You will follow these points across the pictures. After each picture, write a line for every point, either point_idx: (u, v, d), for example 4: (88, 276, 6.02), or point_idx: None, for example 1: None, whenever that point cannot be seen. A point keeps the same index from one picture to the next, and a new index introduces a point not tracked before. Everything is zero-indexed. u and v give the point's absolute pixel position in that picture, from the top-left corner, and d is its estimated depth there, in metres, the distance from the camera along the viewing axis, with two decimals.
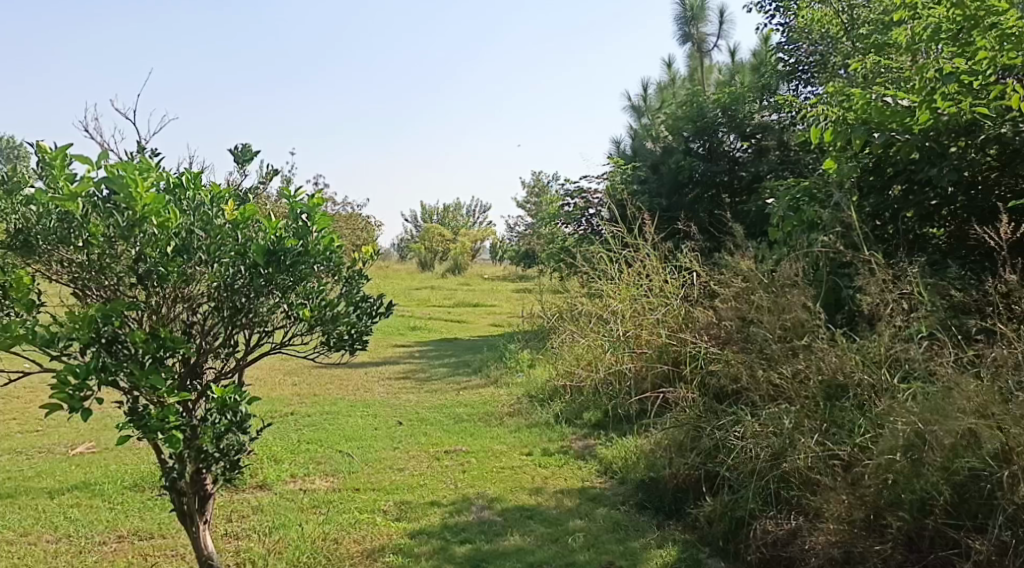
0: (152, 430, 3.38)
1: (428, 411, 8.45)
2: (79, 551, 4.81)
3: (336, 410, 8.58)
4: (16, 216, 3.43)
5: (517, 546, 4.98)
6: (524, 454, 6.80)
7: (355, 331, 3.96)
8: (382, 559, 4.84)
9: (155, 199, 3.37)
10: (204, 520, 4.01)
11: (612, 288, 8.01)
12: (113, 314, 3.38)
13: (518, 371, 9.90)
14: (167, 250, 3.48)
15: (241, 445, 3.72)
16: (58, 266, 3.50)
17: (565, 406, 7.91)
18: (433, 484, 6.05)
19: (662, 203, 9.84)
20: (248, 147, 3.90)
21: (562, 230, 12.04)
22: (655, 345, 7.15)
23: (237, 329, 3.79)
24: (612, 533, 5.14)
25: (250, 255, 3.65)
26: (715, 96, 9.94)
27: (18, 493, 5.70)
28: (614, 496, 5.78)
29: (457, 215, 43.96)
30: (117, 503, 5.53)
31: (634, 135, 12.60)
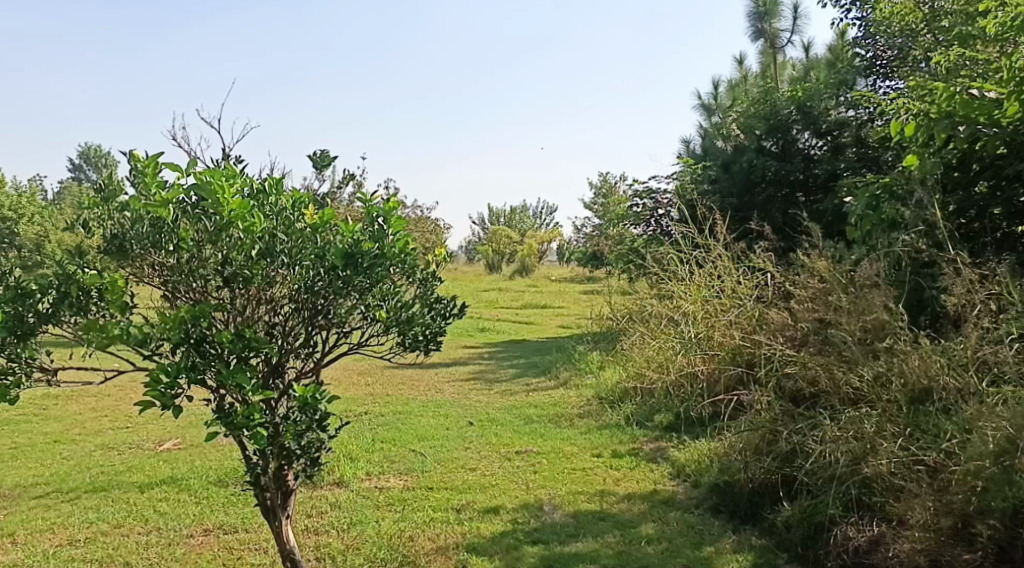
0: (238, 426, 3.51)
1: (499, 412, 8.51)
2: (169, 542, 5.01)
3: (408, 410, 8.72)
4: (111, 222, 3.59)
5: (590, 548, 4.99)
6: (595, 455, 6.80)
7: (430, 331, 4.03)
8: (457, 558, 4.91)
9: (241, 204, 3.48)
10: (286, 515, 4.12)
11: (684, 289, 7.94)
12: (201, 315, 3.51)
13: (587, 372, 9.89)
14: (252, 254, 3.60)
15: (321, 442, 3.83)
16: (150, 270, 3.66)
17: (636, 408, 7.88)
18: (505, 484, 6.10)
19: (734, 202, 9.77)
20: (326, 153, 4.00)
21: (630, 231, 11.97)
22: (729, 347, 7.06)
23: (316, 330, 3.89)
24: (685, 537, 5.11)
25: (329, 257, 3.73)
26: (789, 93, 9.75)
27: (112, 487, 5.96)
28: (687, 499, 5.74)
29: (524, 217, 44.07)
30: (202, 497, 5.74)
31: (704, 134, 12.46)
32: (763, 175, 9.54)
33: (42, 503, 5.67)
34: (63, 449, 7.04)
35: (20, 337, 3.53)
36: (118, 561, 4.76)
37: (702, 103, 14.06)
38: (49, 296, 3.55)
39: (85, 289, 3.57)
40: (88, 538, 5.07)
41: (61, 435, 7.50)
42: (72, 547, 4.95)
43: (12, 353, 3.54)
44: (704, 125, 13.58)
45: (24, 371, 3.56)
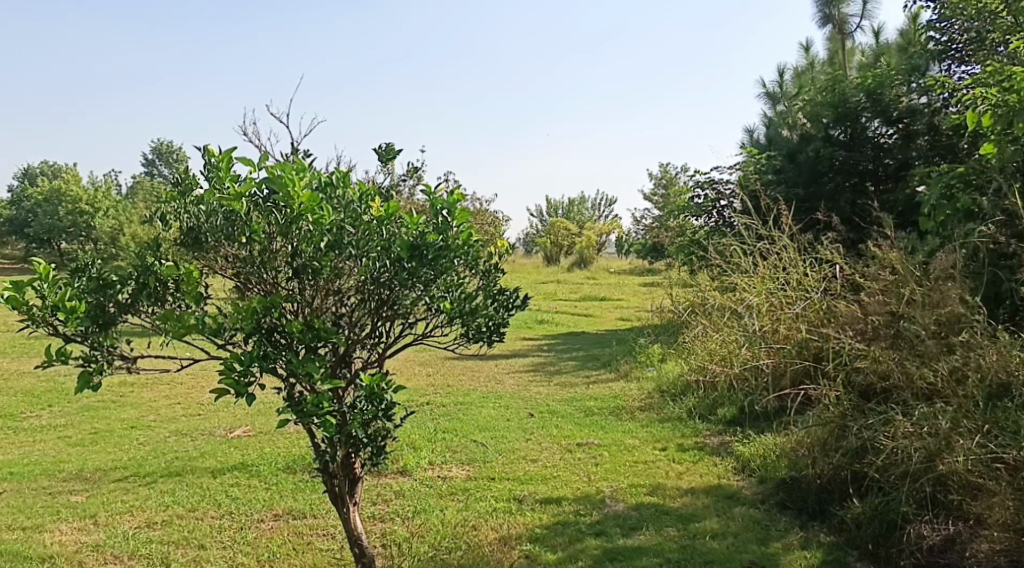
0: (308, 415, 3.57)
1: (559, 404, 8.52)
2: (240, 527, 5.15)
3: (469, 401, 8.79)
4: (187, 215, 3.73)
5: (654, 541, 4.96)
6: (658, 448, 6.76)
7: (493, 322, 4.04)
8: (519, 548, 4.93)
9: (310, 198, 3.58)
10: (354, 502, 4.20)
11: (747, 281, 7.81)
12: (272, 306, 3.62)
13: (648, 365, 9.82)
14: (320, 246, 3.68)
15: (387, 431, 3.89)
16: (224, 261, 3.77)
17: (698, 401, 7.80)
18: (567, 476, 6.10)
19: (800, 192, 9.61)
20: (391, 146, 4.05)
21: (691, 222, 11.83)
22: (795, 340, 6.88)
23: (382, 321, 3.94)
24: (751, 533, 5.04)
25: (394, 249, 3.76)
26: (859, 79, 9.47)
27: (186, 472, 6.15)
28: (753, 494, 5.66)
29: (584, 209, 43.89)
30: (272, 483, 5.89)
31: (769, 123, 12.25)
32: (830, 164, 9.36)
33: (121, 486, 5.88)
34: (140, 434, 7.29)
35: (101, 327, 3.65)
36: (193, 543, 4.91)
37: (765, 92, 13.73)
38: (129, 286, 3.68)
39: (162, 280, 3.70)
40: (164, 520, 5.24)
41: (137, 421, 7.78)
42: (150, 529, 5.13)
43: (95, 342, 3.64)
44: (769, 114, 13.35)
45: (105, 359, 3.66)
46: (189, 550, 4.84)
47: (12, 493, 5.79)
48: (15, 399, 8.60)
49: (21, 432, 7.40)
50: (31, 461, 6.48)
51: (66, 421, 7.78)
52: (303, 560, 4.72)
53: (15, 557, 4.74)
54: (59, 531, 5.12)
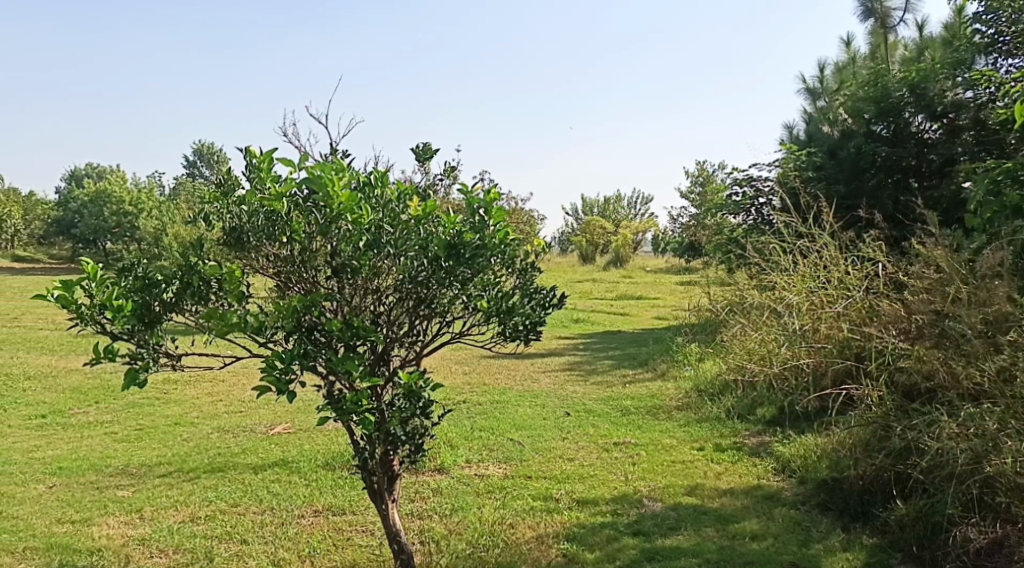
0: (347, 412, 3.62)
1: (596, 403, 8.50)
2: (281, 522, 5.22)
3: (506, 399, 8.80)
4: (230, 215, 3.78)
5: (692, 542, 4.93)
6: (696, 448, 6.71)
7: (530, 321, 4.03)
8: (557, 546, 4.94)
9: (349, 197, 3.60)
10: (393, 499, 4.24)
11: (787, 279, 7.71)
12: (312, 305, 3.66)
13: (685, 364, 9.75)
14: (359, 245, 3.71)
15: (425, 429, 3.92)
16: (266, 260, 3.82)
17: (737, 401, 7.73)
18: (604, 475, 6.09)
19: (841, 189, 9.50)
20: (428, 146, 4.08)
21: (729, 220, 11.71)
22: (837, 339, 6.78)
23: (419, 320, 3.97)
24: (792, 535, 4.99)
25: (432, 248, 3.79)
26: (902, 73, 9.25)
27: (228, 468, 6.25)
28: (793, 495, 5.59)
29: (620, 207, 43.68)
30: (312, 479, 5.95)
31: (809, 118, 12.08)
32: (872, 160, 9.24)
33: (166, 482, 5.99)
34: (183, 431, 7.42)
35: (147, 325, 3.73)
36: (236, 538, 4.99)
37: (805, 87, 13.53)
38: (173, 285, 3.76)
39: (206, 279, 3.76)
40: (208, 515, 5.33)
41: (181, 417, 7.92)
42: (194, 524, 5.22)
43: (141, 339, 3.71)
44: (809, 110, 13.17)
45: (151, 356, 3.72)
46: (232, 544, 4.91)
47: (61, 487, 5.93)
48: (63, 396, 8.80)
49: (69, 427, 7.57)
50: (79, 456, 6.62)
51: (112, 417, 7.94)
52: (342, 556, 4.77)
53: (65, 549, 4.85)
54: (106, 524, 5.23)
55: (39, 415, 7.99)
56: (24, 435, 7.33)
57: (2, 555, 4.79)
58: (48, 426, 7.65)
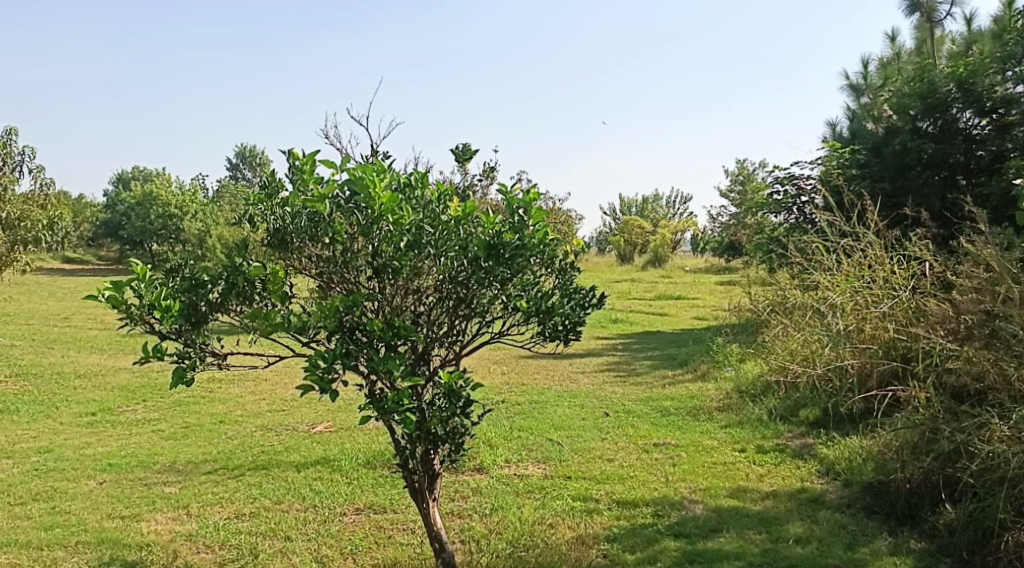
0: (388, 411, 3.64)
1: (635, 404, 8.46)
2: (324, 519, 5.28)
3: (544, 399, 8.80)
4: (274, 216, 3.85)
5: (735, 544, 4.89)
6: (737, 450, 6.65)
7: (570, 321, 4.01)
8: (597, 547, 4.92)
9: (390, 199, 3.63)
10: (434, 497, 4.26)
11: (830, 279, 7.58)
12: (354, 305, 3.69)
13: (726, 364, 9.65)
14: (401, 245, 3.74)
15: (465, 428, 3.93)
16: (308, 261, 3.86)
17: (779, 402, 7.63)
18: (644, 476, 6.05)
19: (886, 187, 9.36)
20: (468, 147, 4.10)
21: (770, 219, 11.57)
22: (882, 340, 6.67)
23: (459, 319, 3.99)
24: (837, 538, 4.92)
25: (472, 249, 3.81)
26: (949, 68, 9.06)
27: (272, 465, 6.34)
28: (838, 498, 5.51)
29: (658, 206, 43.40)
30: (353, 478, 6.01)
31: (853, 115, 11.89)
32: (918, 157, 9.08)
33: (211, 479, 6.09)
34: (228, 429, 7.54)
35: (193, 325, 3.79)
36: (280, 535, 5.06)
37: (847, 84, 13.32)
38: (219, 285, 3.82)
39: (250, 280, 3.81)
40: (252, 512, 5.41)
41: (225, 415, 8.04)
42: (239, 521, 5.30)
43: (188, 339, 3.78)
44: (853, 106, 12.96)
45: (199, 356, 3.80)
46: (277, 541, 4.98)
47: (111, 484, 6.05)
48: (112, 394, 8.99)
49: (118, 425, 7.73)
50: (128, 453, 6.76)
51: (159, 415, 8.09)
52: (384, 553, 4.80)
53: (116, 543, 4.95)
54: (155, 520, 5.33)
55: (89, 413, 8.17)
56: (74, 432, 7.50)
57: (55, 549, 4.90)
58: (98, 423, 7.81)
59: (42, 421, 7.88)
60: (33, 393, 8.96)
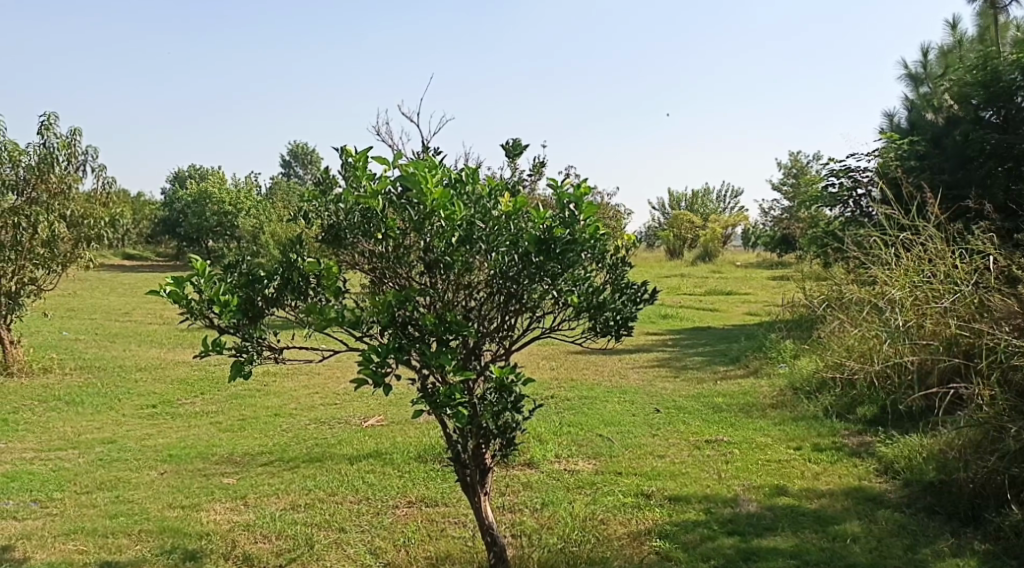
0: (441, 405, 3.67)
1: (686, 400, 8.38)
2: (378, 512, 5.35)
3: (594, 395, 8.77)
4: (328, 212, 3.89)
5: (791, 543, 4.82)
6: (792, 448, 6.54)
7: (621, 316, 3.99)
8: (650, 543, 4.89)
9: (443, 194, 3.64)
10: (485, 492, 4.27)
11: (888, 274, 7.39)
12: (406, 300, 3.71)
13: (779, 361, 9.49)
14: (452, 241, 3.73)
15: (516, 423, 3.93)
16: (362, 257, 3.91)
17: (835, 399, 7.49)
18: (696, 473, 5.99)
19: (947, 178, 9.12)
20: (518, 142, 4.10)
21: (825, 212, 11.35)
22: (943, 336, 6.45)
23: (511, 314, 3.99)
24: (897, 539, 4.82)
25: (523, 244, 3.80)
26: (1013, 55, 8.75)
27: (326, 458, 6.43)
28: (898, 497, 5.40)
29: (708, 201, 42.82)
30: (405, 471, 6.07)
31: (912, 105, 11.59)
32: (981, 148, 8.82)
33: (267, 470, 6.20)
34: (283, 422, 7.67)
35: (251, 319, 3.87)
36: (335, 526, 5.13)
37: (905, 74, 12.95)
38: (274, 280, 3.87)
39: (305, 276, 3.85)
40: (308, 503, 5.50)
41: (280, 409, 8.18)
42: (296, 511, 5.38)
43: (246, 334, 3.85)
44: (912, 96, 12.63)
45: (255, 349, 3.86)
46: (331, 532, 5.05)
47: (172, 474, 6.21)
48: (171, 387, 9.21)
49: (178, 417, 7.91)
50: (188, 444, 6.92)
51: (216, 407, 8.27)
52: (437, 546, 4.84)
53: (177, 532, 5.07)
54: (214, 510, 5.45)
55: (150, 405, 8.38)
56: (136, 424, 7.71)
57: (120, 537, 5.04)
58: (159, 415, 8.02)
59: (106, 412, 8.11)
60: (96, 385, 9.22)
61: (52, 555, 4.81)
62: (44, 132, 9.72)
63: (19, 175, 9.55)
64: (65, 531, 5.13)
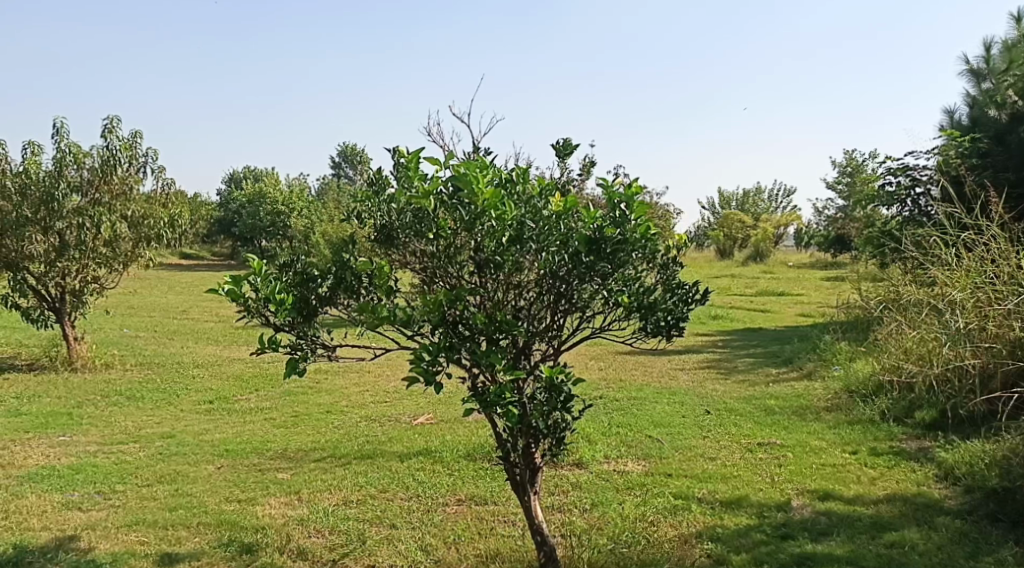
0: (491, 403, 3.69)
1: (738, 402, 8.28)
2: (427, 509, 5.40)
3: (643, 396, 8.71)
4: (381, 213, 3.93)
5: (846, 548, 4.73)
6: (848, 452, 6.42)
7: (673, 317, 3.95)
8: (701, 546, 4.85)
9: (493, 194, 3.65)
10: (534, 491, 4.27)
11: (949, 275, 7.16)
12: (456, 299, 3.73)
13: (834, 363, 9.30)
14: (503, 240, 3.74)
15: (566, 422, 3.93)
16: (414, 256, 3.94)
17: (893, 403, 7.35)
18: (748, 477, 5.92)
19: (1011, 177, 9.01)
20: (568, 141, 4.10)
21: (882, 211, 11.11)
22: (1007, 339, 6.27)
23: (561, 314, 3.99)
24: (957, 546, 4.72)
25: (573, 243, 3.80)
26: None
27: (376, 455, 6.50)
28: (959, 504, 5.27)
29: (760, 200, 42.18)
30: (455, 469, 6.11)
31: (974, 101, 11.25)
32: None
33: (320, 466, 6.30)
34: (335, 419, 7.77)
35: (306, 317, 3.92)
36: (386, 523, 5.18)
37: (966, 69, 12.59)
38: (328, 279, 3.93)
39: (357, 274, 3.90)
40: (360, 499, 5.57)
41: (332, 406, 8.28)
42: (348, 507, 5.46)
43: (301, 331, 3.91)
44: (973, 92, 12.25)
45: (310, 347, 3.93)
46: (383, 528, 5.11)
47: (229, 468, 6.34)
48: (227, 383, 9.40)
49: (234, 413, 8.08)
50: (244, 440, 7.07)
51: (271, 404, 8.42)
52: (487, 544, 4.86)
53: (234, 526, 5.18)
54: (269, 504, 5.55)
55: (207, 401, 8.57)
56: (194, 419, 7.89)
57: (179, 529, 5.16)
58: (216, 411, 8.19)
59: (165, 408, 8.31)
60: (156, 381, 9.46)
61: (115, 545, 4.95)
62: (107, 135, 9.99)
63: (82, 177, 9.81)
64: (127, 522, 5.27)
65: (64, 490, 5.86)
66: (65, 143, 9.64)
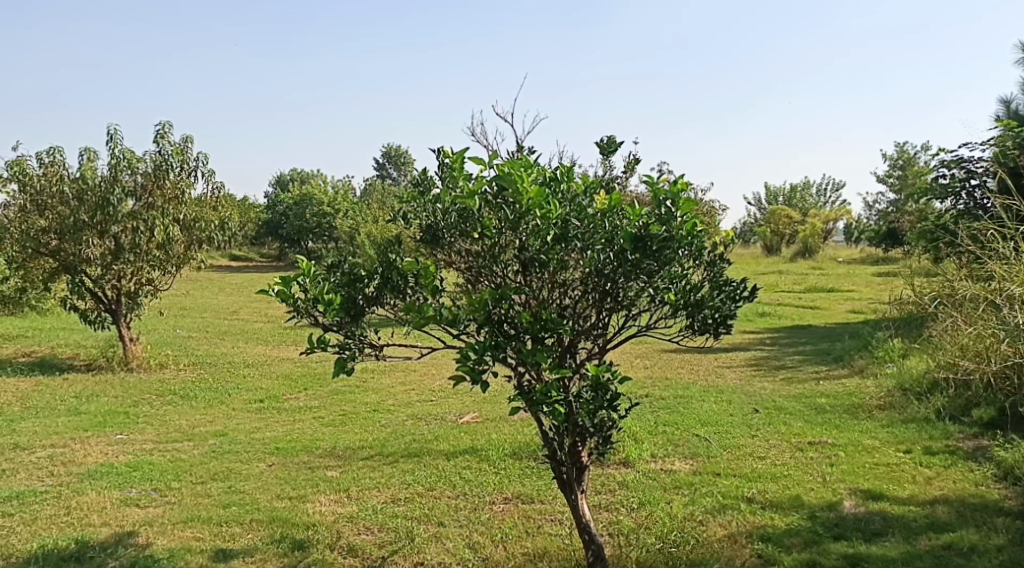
0: (538, 402, 3.70)
1: (787, 400, 8.15)
2: (475, 507, 5.42)
3: (690, 394, 8.64)
4: (426, 212, 3.96)
5: (902, 549, 4.65)
6: (901, 451, 6.29)
7: (720, 314, 3.90)
8: (751, 546, 4.80)
9: (538, 193, 3.64)
10: (582, 490, 4.27)
11: (1007, 269, 6.93)
12: (502, 298, 3.74)
13: (886, 361, 9.12)
14: (548, 239, 3.75)
15: (613, 421, 3.92)
16: (459, 256, 3.96)
17: (948, 401, 7.18)
18: (799, 476, 5.83)
19: None
20: (611, 140, 4.11)
21: (936, 205, 10.85)
22: None
23: (607, 312, 3.97)
24: (1019, 548, 4.60)
25: (618, 241, 3.78)
26: None
27: (424, 453, 6.54)
28: (1019, 505, 5.14)
29: (807, 195, 41.47)
30: (502, 468, 6.13)
31: None
32: None
33: (368, 464, 6.36)
34: (382, 417, 7.84)
35: (353, 317, 3.96)
36: (434, 520, 5.22)
37: None
38: (375, 279, 3.98)
39: (404, 274, 3.95)
40: (407, 497, 5.61)
41: (379, 405, 8.36)
42: (396, 505, 5.51)
43: (349, 331, 3.95)
44: None
45: (358, 347, 3.96)
46: (430, 526, 5.15)
47: (279, 466, 6.44)
48: (277, 383, 9.54)
49: (283, 412, 8.20)
50: (293, 438, 7.17)
51: (319, 403, 8.52)
52: (535, 543, 4.87)
53: (285, 522, 5.26)
54: (319, 502, 5.63)
55: (257, 400, 8.70)
56: (245, 418, 8.03)
57: (233, 526, 5.26)
58: (266, 410, 8.32)
59: (217, 406, 8.48)
60: (208, 381, 9.64)
61: (171, 541, 5.06)
62: (158, 140, 10.22)
63: (137, 182, 10.05)
64: (182, 518, 5.38)
65: (122, 487, 6.01)
66: (119, 149, 9.87)
